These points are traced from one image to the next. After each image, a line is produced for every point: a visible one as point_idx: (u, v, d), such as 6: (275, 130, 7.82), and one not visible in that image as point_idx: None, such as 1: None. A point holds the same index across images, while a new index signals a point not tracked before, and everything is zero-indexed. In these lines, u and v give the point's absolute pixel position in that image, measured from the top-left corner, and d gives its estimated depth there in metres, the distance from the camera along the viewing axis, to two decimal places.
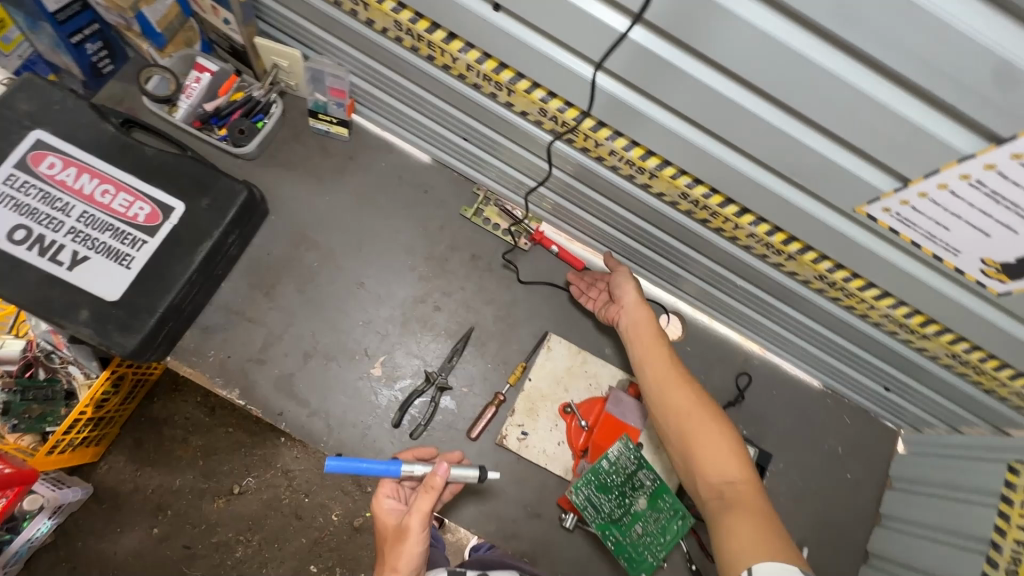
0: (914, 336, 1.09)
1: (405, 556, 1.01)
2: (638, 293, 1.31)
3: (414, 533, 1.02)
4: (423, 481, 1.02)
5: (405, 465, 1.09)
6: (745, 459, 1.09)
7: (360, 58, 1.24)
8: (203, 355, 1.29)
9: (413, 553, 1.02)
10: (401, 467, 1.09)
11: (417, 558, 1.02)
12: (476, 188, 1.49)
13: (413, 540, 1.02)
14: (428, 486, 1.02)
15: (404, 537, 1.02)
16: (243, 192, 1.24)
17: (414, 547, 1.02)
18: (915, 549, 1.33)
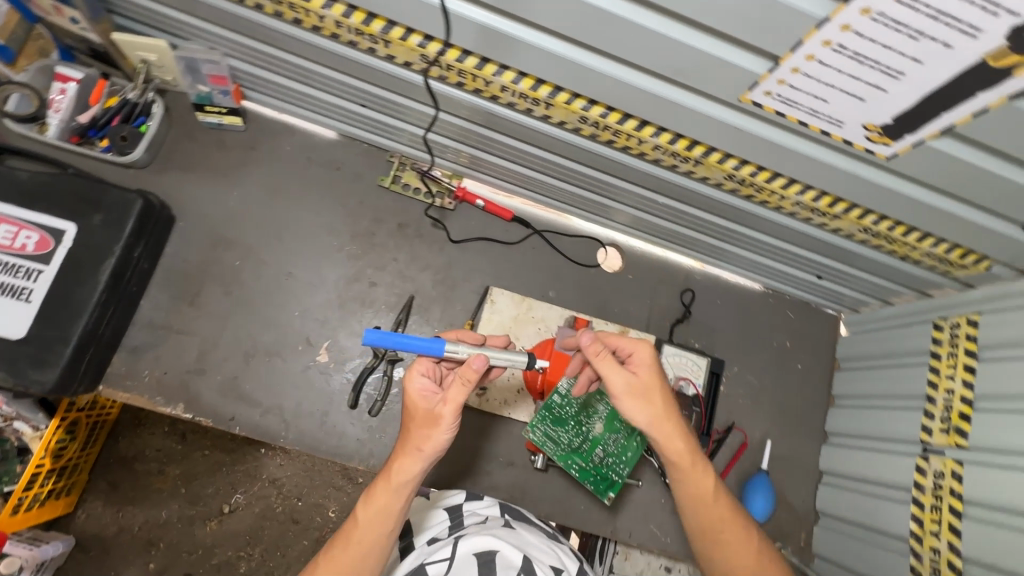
0: (827, 219, 1.12)
1: (433, 440, 0.90)
2: (623, 378, 0.92)
3: (446, 422, 0.89)
4: (459, 371, 0.89)
5: (449, 344, 0.92)
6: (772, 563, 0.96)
7: (229, 37, 1.14)
8: (138, 377, 1.24)
9: (440, 440, 0.90)
10: (444, 348, 0.92)
11: (442, 448, 0.91)
12: (390, 155, 1.45)
13: (444, 428, 0.90)
14: (467, 375, 0.88)
15: (438, 421, 0.90)
16: (137, 201, 1.17)
17: (442, 434, 0.90)
18: (864, 419, 1.42)
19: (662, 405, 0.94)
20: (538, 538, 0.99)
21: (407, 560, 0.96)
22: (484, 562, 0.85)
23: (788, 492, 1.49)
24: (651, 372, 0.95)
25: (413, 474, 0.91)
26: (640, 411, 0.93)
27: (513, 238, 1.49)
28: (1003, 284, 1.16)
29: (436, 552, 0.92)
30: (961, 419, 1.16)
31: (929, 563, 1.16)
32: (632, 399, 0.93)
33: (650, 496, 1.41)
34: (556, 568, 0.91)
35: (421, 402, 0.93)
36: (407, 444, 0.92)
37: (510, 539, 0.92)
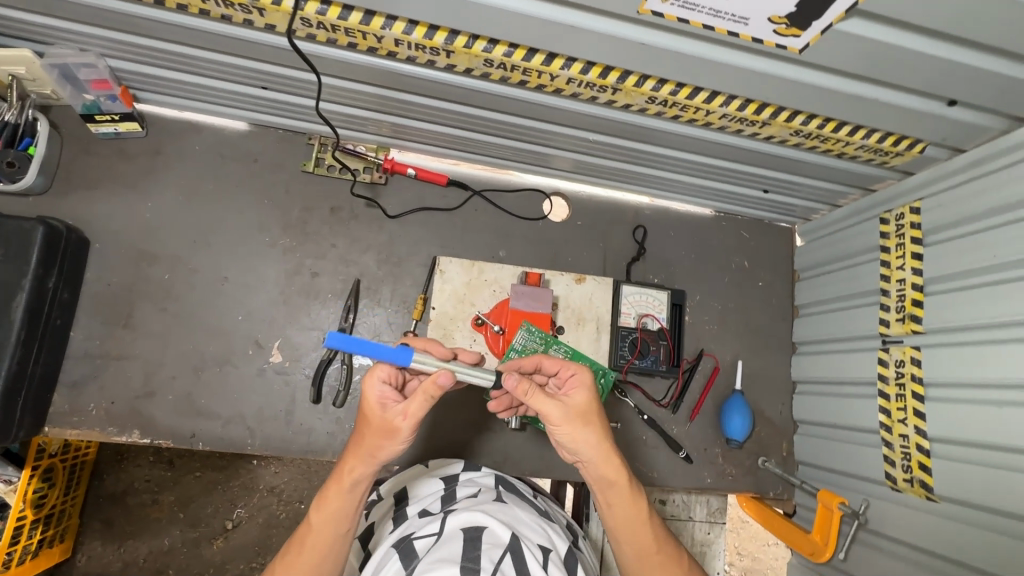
0: (757, 127, 1.09)
1: (388, 449, 0.89)
2: (559, 407, 0.91)
3: (403, 434, 0.88)
4: (422, 385, 0.87)
5: (416, 355, 0.87)
6: None
7: (94, 33, 1.03)
8: (84, 411, 1.19)
9: (394, 450, 0.90)
10: (411, 360, 0.86)
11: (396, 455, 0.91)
12: (309, 138, 1.38)
13: (401, 439, 0.89)
14: (431, 389, 0.86)
15: (395, 432, 0.88)
16: (37, 228, 1.08)
17: (397, 445, 0.89)
18: (828, 324, 1.43)
19: (597, 433, 0.93)
20: (528, 516, 0.98)
21: (393, 535, 0.96)
22: (469, 535, 0.83)
23: (765, 407, 1.52)
24: (587, 397, 0.95)
25: (366, 477, 0.91)
26: (578, 436, 0.91)
27: (453, 203, 1.44)
28: (938, 166, 1.15)
29: (425, 525, 0.92)
30: (914, 306, 1.16)
31: (901, 451, 1.16)
32: (570, 425, 0.91)
33: (631, 436, 1.42)
34: (544, 547, 0.89)
35: (378, 409, 0.91)
36: (360, 448, 0.91)
37: (499, 516, 0.92)
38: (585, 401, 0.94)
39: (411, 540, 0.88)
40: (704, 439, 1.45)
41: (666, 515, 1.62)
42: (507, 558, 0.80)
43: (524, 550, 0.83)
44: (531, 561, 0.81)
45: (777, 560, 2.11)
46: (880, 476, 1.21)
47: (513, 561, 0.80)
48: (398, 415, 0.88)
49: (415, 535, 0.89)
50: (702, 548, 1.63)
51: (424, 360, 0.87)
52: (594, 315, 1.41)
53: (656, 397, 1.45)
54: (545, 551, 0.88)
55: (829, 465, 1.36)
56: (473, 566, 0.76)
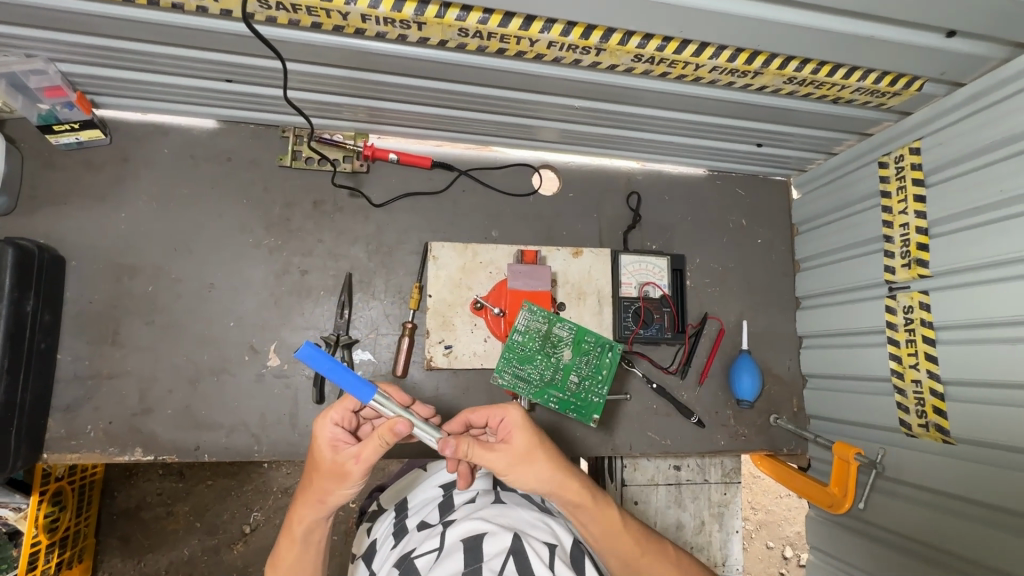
0: (749, 78, 1.05)
1: (337, 494, 0.86)
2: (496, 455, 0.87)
3: (353, 479, 0.85)
4: (377, 431, 0.83)
5: (377, 395, 0.85)
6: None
7: (40, 36, 0.96)
8: (82, 435, 1.16)
9: (345, 494, 0.86)
10: (372, 398, 0.85)
11: (349, 498, 0.88)
12: (282, 130, 1.32)
13: (350, 484, 0.85)
14: (386, 434, 0.83)
15: (343, 478, 0.85)
16: (7, 250, 1.02)
17: (346, 490, 0.86)
18: (830, 275, 1.41)
19: (548, 463, 0.90)
20: (530, 513, 0.96)
21: (395, 554, 0.93)
22: (470, 547, 0.80)
23: (773, 364, 1.51)
24: (526, 435, 0.91)
25: (317, 523, 0.88)
26: (532, 476, 0.88)
27: (439, 185, 1.39)
28: (937, 103, 1.10)
29: (424, 542, 0.88)
30: (919, 250, 1.14)
31: (914, 397, 1.15)
32: (520, 468, 0.88)
33: (641, 406, 1.40)
34: (549, 544, 0.86)
35: (326, 456, 0.88)
36: (309, 497, 0.88)
37: (499, 520, 0.89)
38: (525, 440, 0.90)
39: (412, 560, 0.85)
40: (715, 402, 1.44)
41: (681, 480, 1.62)
42: (510, 563, 0.76)
43: (527, 550, 0.80)
44: (536, 561, 0.78)
45: (789, 511, 2.15)
46: (894, 423, 1.20)
47: (517, 565, 0.76)
48: (345, 459, 0.84)
49: (415, 554, 0.86)
50: (719, 509, 1.64)
51: (384, 403, 0.85)
52: (595, 287, 1.39)
53: (663, 364, 1.43)
54: (551, 547, 0.85)
55: (841, 416, 1.36)
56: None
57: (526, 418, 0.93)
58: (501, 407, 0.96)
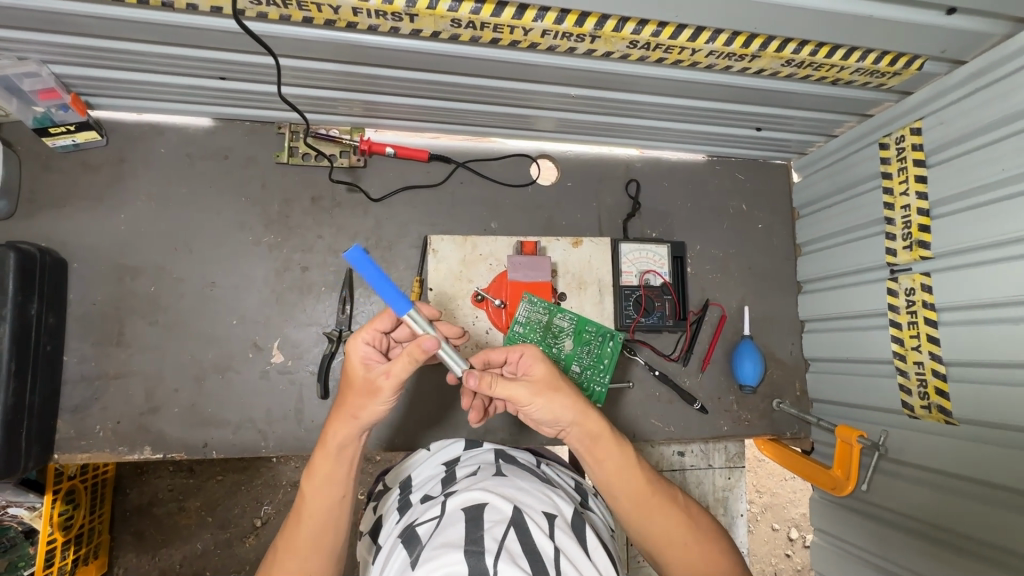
0: (747, 61, 1.04)
1: (372, 407, 0.89)
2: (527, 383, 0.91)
3: (386, 392, 0.88)
4: (406, 349, 0.86)
5: (413, 311, 0.89)
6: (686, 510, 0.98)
7: (32, 38, 0.95)
8: (91, 434, 1.17)
9: (378, 408, 0.89)
10: (408, 313, 0.89)
11: (381, 414, 0.90)
12: (278, 127, 1.31)
13: (382, 398, 0.88)
14: (416, 352, 0.85)
15: (375, 391, 0.88)
16: (8, 254, 1.03)
17: (381, 401, 0.88)
18: (832, 258, 1.41)
19: (567, 397, 0.94)
20: (530, 483, 0.96)
21: (397, 526, 0.92)
22: (470, 515, 0.78)
23: (775, 348, 1.51)
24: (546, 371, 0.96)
25: (353, 438, 0.91)
26: (550, 406, 0.92)
27: (437, 178, 1.39)
28: (938, 81, 1.09)
29: (427, 511, 0.87)
30: (921, 232, 1.13)
31: (916, 378, 1.15)
32: (543, 396, 0.92)
33: (644, 393, 1.41)
34: (550, 513, 0.85)
35: (357, 372, 0.91)
36: (341, 414, 0.90)
37: (501, 489, 0.88)
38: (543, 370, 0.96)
39: (414, 528, 0.84)
40: (717, 388, 1.45)
41: (685, 465, 1.63)
42: (511, 532, 0.75)
43: (528, 522, 0.78)
44: (535, 530, 0.77)
45: (794, 493, 2.17)
46: (897, 405, 1.21)
47: (518, 535, 0.75)
48: (377, 375, 0.88)
49: (417, 522, 0.85)
50: (724, 493, 1.65)
51: (416, 318, 0.89)
52: (595, 276, 1.38)
53: (665, 351, 1.43)
54: (551, 516, 0.84)
55: (844, 399, 1.36)
56: (477, 547, 0.71)
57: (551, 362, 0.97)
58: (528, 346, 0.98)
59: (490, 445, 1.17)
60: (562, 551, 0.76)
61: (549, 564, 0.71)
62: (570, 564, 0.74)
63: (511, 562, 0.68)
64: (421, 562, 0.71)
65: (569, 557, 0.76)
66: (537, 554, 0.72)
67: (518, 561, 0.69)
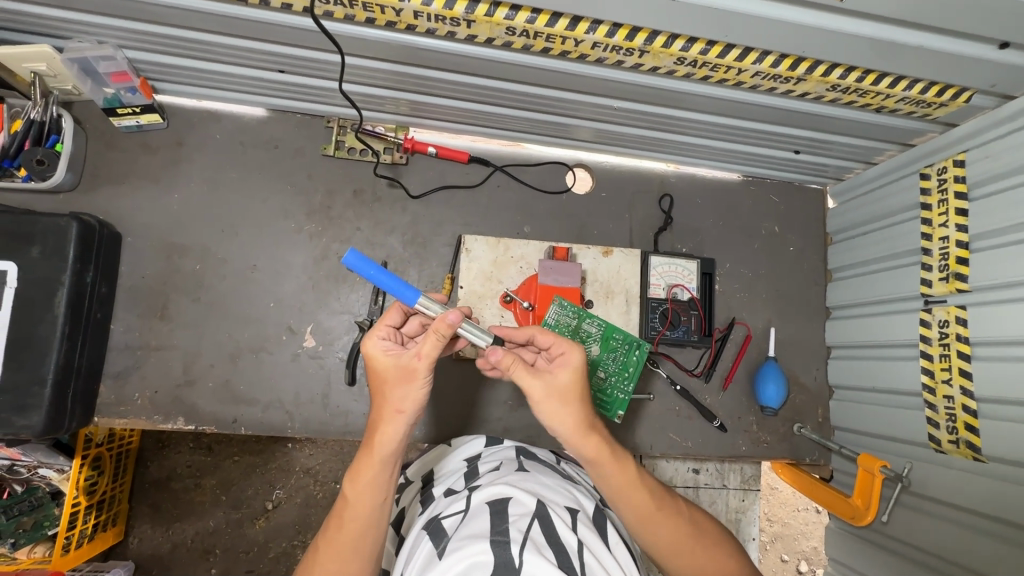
0: (793, 83, 1.05)
1: (410, 398, 0.90)
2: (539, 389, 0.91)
3: (421, 376, 0.90)
4: (433, 324, 0.89)
5: (422, 297, 0.96)
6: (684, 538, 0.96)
7: (115, 25, 1.02)
8: (130, 401, 1.22)
9: (417, 395, 0.90)
10: (417, 300, 0.95)
11: (421, 404, 0.91)
12: (327, 121, 1.36)
13: (418, 382, 0.90)
14: (441, 328, 0.89)
15: (412, 377, 0.90)
16: (72, 224, 1.09)
17: (420, 389, 0.90)
18: (864, 286, 1.40)
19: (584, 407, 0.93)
20: (552, 480, 0.99)
21: (423, 517, 0.97)
22: (497, 509, 0.82)
23: (799, 373, 1.49)
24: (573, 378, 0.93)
25: (397, 441, 0.90)
26: (554, 415, 0.91)
27: (475, 180, 1.43)
28: (986, 114, 1.08)
29: (451, 505, 0.91)
30: (958, 264, 1.12)
31: (945, 413, 1.13)
32: (553, 401, 0.91)
33: (664, 406, 1.41)
34: (572, 508, 0.90)
35: (388, 365, 0.93)
36: (383, 412, 0.91)
37: (524, 485, 0.91)
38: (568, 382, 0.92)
39: (440, 521, 0.88)
40: (738, 407, 1.44)
41: (699, 483, 1.62)
42: (536, 525, 0.78)
43: (552, 516, 0.82)
44: (559, 522, 0.81)
45: (806, 525, 2.12)
46: (923, 438, 1.19)
47: (542, 527, 0.78)
48: (409, 359, 0.90)
49: (442, 515, 0.89)
50: (737, 515, 1.63)
51: (429, 303, 0.95)
52: (623, 287, 1.40)
53: (688, 366, 1.44)
54: (573, 512, 0.89)
55: (869, 429, 1.34)
56: (503, 537, 0.75)
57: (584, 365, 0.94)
58: (568, 343, 0.96)
59: (510, 442, 1.20)
60: (584, 544, 0.80)
61: (572, 556, 0.74)
62: (593, 555, 0.78)
63: (536, 552, 0.71)
64: (448, 552, 0.75)
65: (592, 549, 0.80)
66: (561, 546, 0.76)
67: (543, 551, 0.73)
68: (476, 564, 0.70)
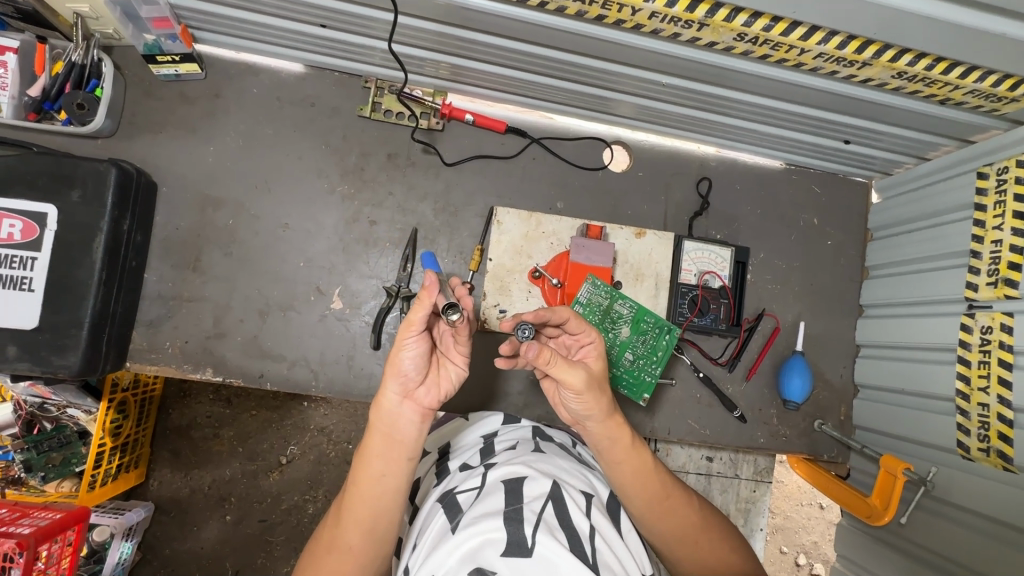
0: (855, 68, 1.00)
1: (391, 363, 0.91)
2: (582, 374, 0.91)
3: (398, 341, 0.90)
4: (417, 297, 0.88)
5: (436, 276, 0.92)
6: (692, 526, 0.99)
7: None
8: (161, 349, 1.25)
9: (397, 359, 0.90)
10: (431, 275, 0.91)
11: (401, 369, 0.90)
12: (365, 80, 1.34)
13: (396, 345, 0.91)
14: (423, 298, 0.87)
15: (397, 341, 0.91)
16: (111, 170, 1.10)
17: (405, 351, 0.90)
18: (902, 285, 1.36)
19: (610, 399, 0.98)
20: (568, 463, 0.99)
21: (438, 490, 0.98)
22: (512, 486, 0.83)
23: (825, 369, 1.46)
24: (599, 363, 1.00)
25: (385, 409, 0.92)
26: (593, 402, 0.94)
27: (511, 151, 1.40)
28: None
29: (467, 480, 0.92)
30: (1010, 270, 1.08)
31: (978, 420, 1.11)
32: (591, 392, 0.93)
33: (685, 393, 1.40)
34: (587, 492, 0.90)
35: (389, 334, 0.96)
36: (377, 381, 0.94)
37: (539, 465, 0.91)
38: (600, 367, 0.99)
39: (455, 495, 0.89)
40: (760, 399, 1.43)
41: (712, 471, 1.62)
42: (549, 507, 0.78)
43: (566, 499, 0.82)
44: (573, 505, 0.81)
45: (807, 519, 2.14)
46: (951, 444, 1.17)
47: (556, 509, 0.78)
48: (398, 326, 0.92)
49: (457, 490, 0.90)
50: (746, 505, 1.63)
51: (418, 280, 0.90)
52: (654, 271, 1.37)
53: (712, 354, 1.42)
54: (588, 496, 0.88)
55: (893, 430, 1.32)
56: (516, 516, 0.75)
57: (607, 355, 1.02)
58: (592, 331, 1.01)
59: (528, 422, 1.20)
60: (596, 530, 0.80)
61: (583, 541, 0.74)
62: (604, 542, 0.78)
63: (548, 535, 0.72)
64: (461, 527, 0.77)
65: (604, 534, 0.80)
66: (574, 530, 0.76)
67: (556, 534, 0.73)
68: (489, 541, 0.71)
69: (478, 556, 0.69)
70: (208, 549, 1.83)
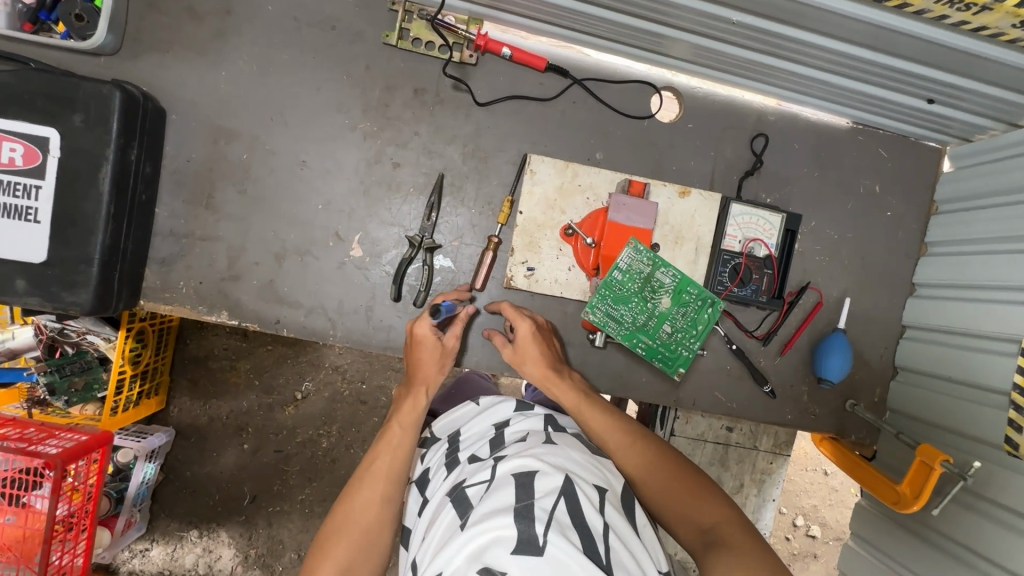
0: (971, 13, 0.87)
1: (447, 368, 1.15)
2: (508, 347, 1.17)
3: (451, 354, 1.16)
4: (462, 316, 1.18)
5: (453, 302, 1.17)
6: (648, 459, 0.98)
7: None
8: (175, 289, 1.20)
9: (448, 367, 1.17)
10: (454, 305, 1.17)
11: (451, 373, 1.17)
12: (392, 2, 1.19)
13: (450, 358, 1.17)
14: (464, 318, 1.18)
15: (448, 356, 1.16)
16: (114, 93, 1.00)
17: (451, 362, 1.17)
18: (964, 264, 1.25)
19: (540, 364, 1.13)
20: (581, 455, 0.91)
21: (446, 484, 0.94)
22: (522, 482, 0.77)
23: (865, 349, 1.38)
24: (529, 341, 1.15)
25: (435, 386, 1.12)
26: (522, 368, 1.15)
27: (550, 92, 1.26)
28: None
29: (477, 473, 0.88)
30: None
31: None
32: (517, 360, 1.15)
33: (714, 365, 1.34)
34: (601, 487, 0.84)
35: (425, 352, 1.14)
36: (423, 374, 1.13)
37: (550, 458, 0.85)
38: (526, 344, 1.15)
39: (463, 489, 0.86)
40: (792, 376, 1.37)
41: (730, 442, 1.59)
42: (562, 503, 0.73)
43: (579, 494, 0.77)
44: (586, 502, 0.76)
45: (811, 484, 2.14)
46: (998, 439, 1.11)
47: (569, 506, 0.73)
48: (448, 342, 1.15)
49: (466, 484, 0.86)
50: (761, 476, 1.61)
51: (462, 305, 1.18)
52: (695, 234, 1.28)
53: (747, 327, 1.34)
54: (602, 491, 0.83)
55: (931, 418, 1.26)
56: (527, 513, 0.71)
57: (535, 333, 1.16)
58: (517, 314, 1.18)
59: (540, 408, 1.11)
60: (610, 527, 0.75)
61: (597, 540, 0.71)
62: (619, 539, 0.74)
63: (561, 534, 0.68)
64: (470, 524, 0.73)
65: (619, 533, 0.76)
66: (586, 529, 0.72)
67: (568, 534, 0.69)
68: (498, 539, 0.68)
69: (485, 555, 0.67)
70: (226, 474, 1.88)
